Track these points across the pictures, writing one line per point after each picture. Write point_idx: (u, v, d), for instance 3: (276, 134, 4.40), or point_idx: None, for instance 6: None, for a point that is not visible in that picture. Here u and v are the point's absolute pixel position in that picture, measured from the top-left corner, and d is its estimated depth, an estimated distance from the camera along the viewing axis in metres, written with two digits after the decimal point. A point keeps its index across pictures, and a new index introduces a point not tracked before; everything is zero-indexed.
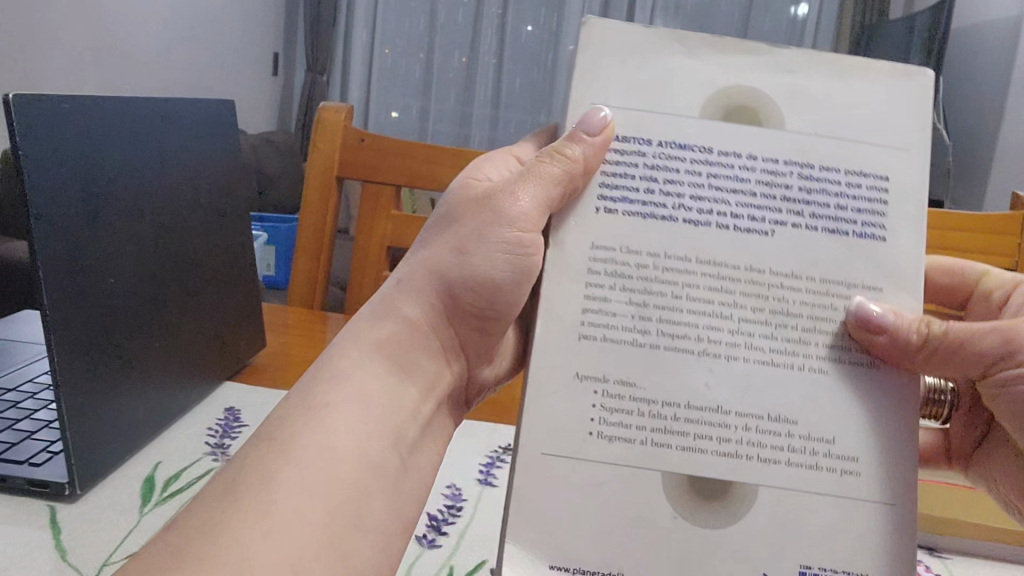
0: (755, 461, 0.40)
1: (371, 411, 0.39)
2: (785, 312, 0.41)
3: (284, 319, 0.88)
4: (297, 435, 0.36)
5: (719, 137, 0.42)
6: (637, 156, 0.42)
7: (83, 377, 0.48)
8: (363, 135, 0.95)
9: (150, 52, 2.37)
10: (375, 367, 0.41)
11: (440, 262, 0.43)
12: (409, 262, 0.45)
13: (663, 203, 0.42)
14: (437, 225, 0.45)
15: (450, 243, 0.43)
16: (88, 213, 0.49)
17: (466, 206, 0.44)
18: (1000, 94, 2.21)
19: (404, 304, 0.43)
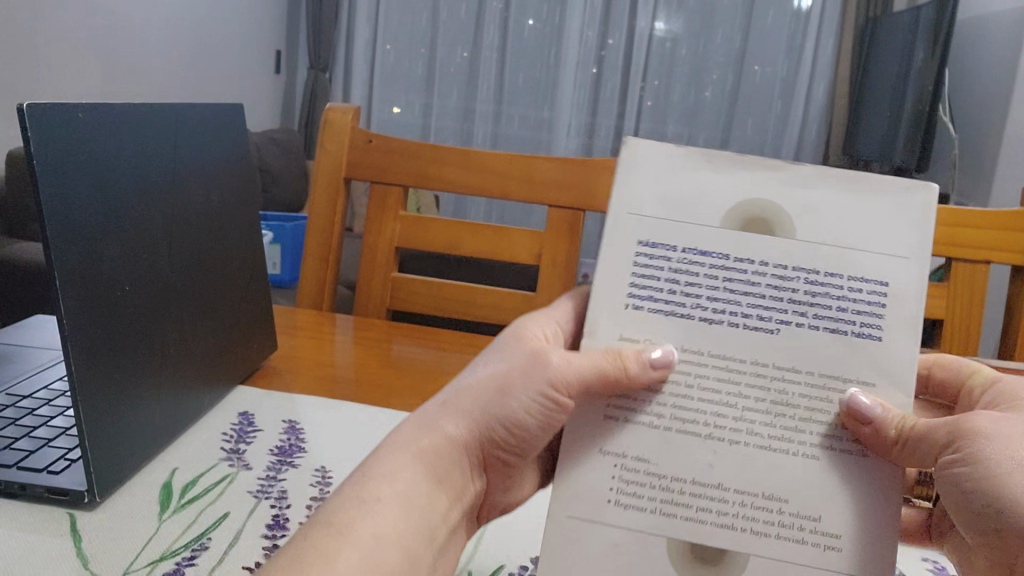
0: (750, 534, 0.40)
1: (414, 517, 0.38)
2: (787, 403, 0.40)
3: (294, 321, 0.88)
4: (354, 520, 0.36)
5: (736, 243, 0.40)
6: (661, 262, 0.40)
7: (100, 384, 0.49)
8: (371, 136, 0.95)
9: (153, 52, 2.37)
10: (416, 475, 0.40)
11: (481, 398, 0.41)
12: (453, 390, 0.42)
13: (682, 302, 0.41)
14: (489, 356, 0.43)
15: (491, 383, 0.41)
16: (101, 219, 0.50)
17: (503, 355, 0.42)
18: (1006, 86, 2.20)
19: (445, 421, 0.41)
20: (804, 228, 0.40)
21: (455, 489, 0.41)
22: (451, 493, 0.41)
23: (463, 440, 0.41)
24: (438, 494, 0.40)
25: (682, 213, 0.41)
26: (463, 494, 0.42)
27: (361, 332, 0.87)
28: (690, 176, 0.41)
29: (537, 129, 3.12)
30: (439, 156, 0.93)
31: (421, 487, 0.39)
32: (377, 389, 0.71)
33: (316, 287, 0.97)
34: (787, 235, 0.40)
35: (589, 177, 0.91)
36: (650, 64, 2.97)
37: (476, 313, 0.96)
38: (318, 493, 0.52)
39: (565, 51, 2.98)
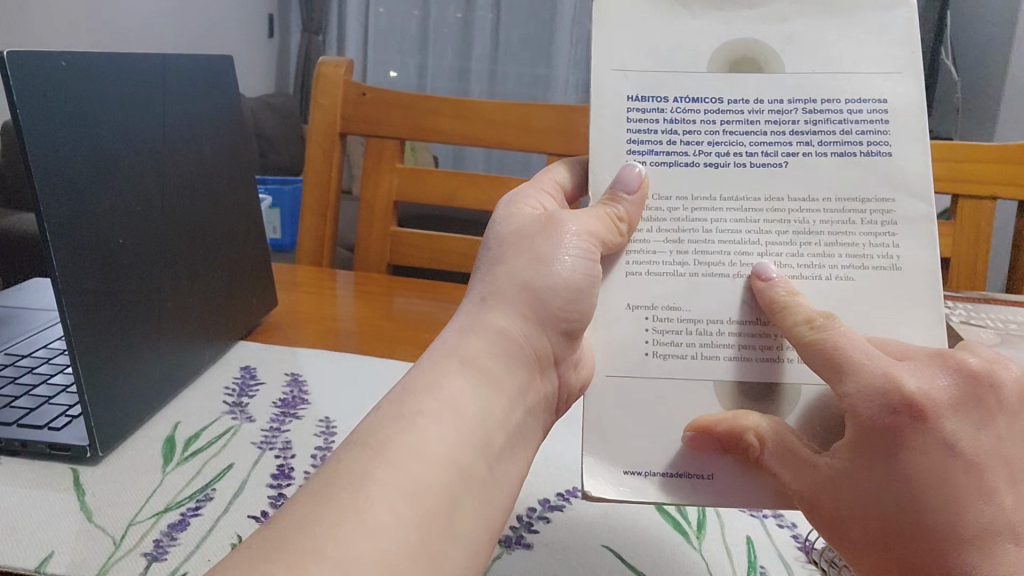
0: (794, 362, 0.41)
1: (462, 421, 0.34)
2: (807, 232, 0.41)
3: (295, 277, 0.87)
4: (391, 438, 0.32)
5: (725, 86, 0.41)
6: (655, 115, 0.41)
7: (96, 332, 0.48)
8: (364, 89, 0.93)
9: (144, 18, 2.33)
10: (461, 378, 0.35)
11: (526, 276, 0.39)
12: (485, 284, 0.39)
13: (685, 150, 0.41)
14: (501, 247, 0.40)
15: (529, 258, 0.39)
16: (91, 168, 0.49)
17: (520, 233, 0.41)
18: (1008, 26, 2.17)
19: (493, 317, 0.38)
20: (791, 62, 0.41)
21: (523, 379, 0.38)
22: (518, 385, 0.37)
23: (521, 330, 0.38)
24: (498, 390, 0.36)
25: (667, 63, 0.42)
26: (532, 386, 0.39)
27: (362, 286, 0.86)
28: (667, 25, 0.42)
29: (534, 87, 3.08)
30: (434, 108, 0.92)
31: (477, 382, 0.35)
32: (377, 341, 0.70)
33: (316, 243, 0.96)
34: (774, 73, 0.41)
35: (586, 124, 0.90)
36: None
37: None
38: (323, 443, 0.52)
39: (559, 6, 2.95)
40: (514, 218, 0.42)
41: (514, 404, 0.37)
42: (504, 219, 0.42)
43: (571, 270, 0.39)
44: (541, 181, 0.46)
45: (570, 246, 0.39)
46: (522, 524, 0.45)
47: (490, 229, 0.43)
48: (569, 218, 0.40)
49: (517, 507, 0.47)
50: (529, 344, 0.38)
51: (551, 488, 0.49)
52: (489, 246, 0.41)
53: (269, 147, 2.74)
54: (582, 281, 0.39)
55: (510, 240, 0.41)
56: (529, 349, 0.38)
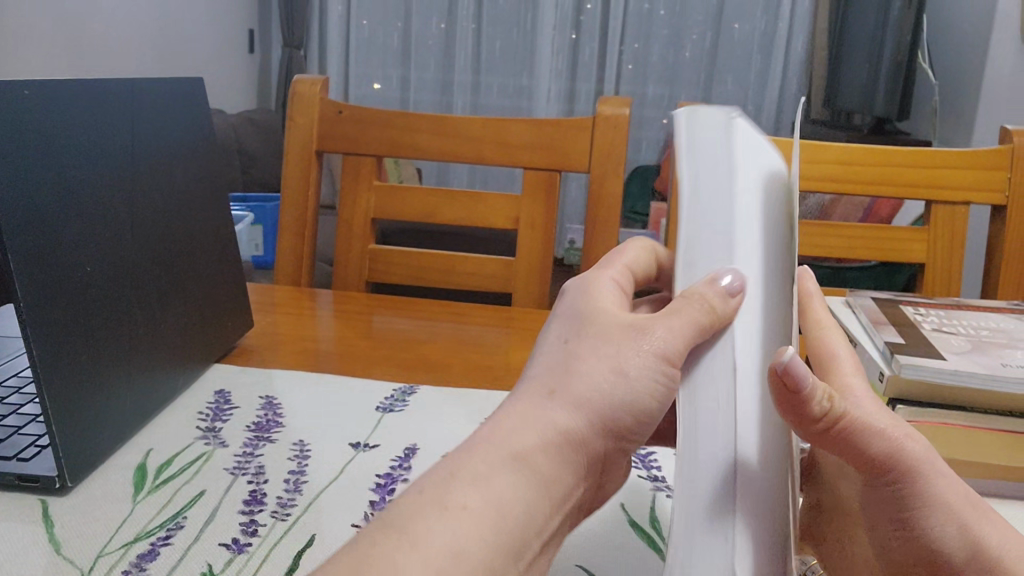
0: None
1: (509, 524, 0.32)
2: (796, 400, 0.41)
3: (273, 297, 0.87)
4: (428, 528, 0.30)
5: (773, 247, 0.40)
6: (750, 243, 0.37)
7: (67, 363, 0.48)
8: (341, 107, 0.94)
9: (123, 35, 2.33)
10: (514, 479, 0.33)
11: (596, 380, 0.36)
12: (551, 373, 0.37)
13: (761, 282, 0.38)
14: (581, 340, 0.38)
15: (606, 363, 0.36)
16: (58, 197, 0.48)
17: (600, 330, 0.38)
18: (985, 29, 2.18)
19: (554, 412, 0.35)
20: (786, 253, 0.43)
21: (569, 485, 0.35)
22: (564, 491, 0.35)
23: (580, 436, 0.35)
24: (547, 497, 0.34)
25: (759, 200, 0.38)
26: (578, 492, 0.36)
27: (341, 305, 0.86)
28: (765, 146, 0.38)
29: (517, 97, 3.11)
30: (411, 124, 0.92)
31: (530, 488, 0.33)
32: (357, 362, 0.70)
33: (294, 262, 0.95)
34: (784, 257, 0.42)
35: (563, 138, 0.90)
36: (628, 26, 2.99)
37: (457, 281, 0.95)
38: (297, 467, 0.51)
39: (541, 16, 2.96)
40: (588, 305, 0.40)
41: (557, 513, 0.34)
42: (578, 303, 0.40)
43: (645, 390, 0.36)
44: (601, 283, 0.42)
45: (644, 356, 0.36)
46: None
47: (558, 314, 0.40)
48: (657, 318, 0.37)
49: None
50: (585, 449, 0.35)
51: None
52: (567, 338, 0.38)
53: (252, 163, 2.73)
54: (645, 403, 0.36)
55: (592, 336, 0.38)
56: (584, 456, 0.35)
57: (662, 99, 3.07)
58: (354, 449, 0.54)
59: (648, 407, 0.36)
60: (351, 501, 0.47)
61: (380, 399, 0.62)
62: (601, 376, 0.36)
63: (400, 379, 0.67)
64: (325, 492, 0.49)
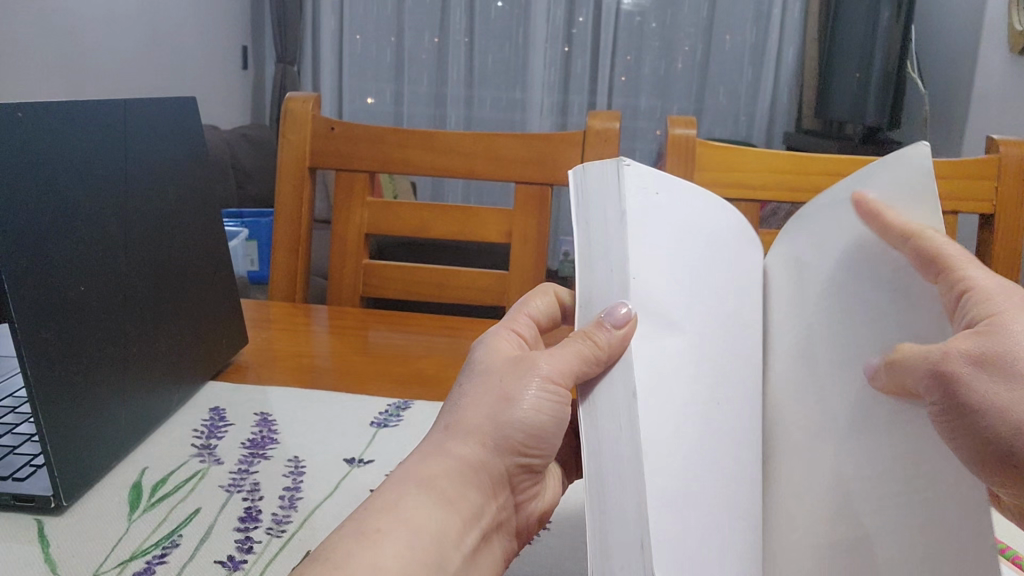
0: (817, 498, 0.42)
1: (423, 540, 0.35)
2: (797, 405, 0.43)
3: (267, 313, 0.87)
4: (353, 552, 0.33)
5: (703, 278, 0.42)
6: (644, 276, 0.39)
7: (60, 381, 0.48)
8: (333, 124, 0.94)
9: (117, 53, 2.34)
10: (421, 500, 0.36)
11: (485, 410, 0.40)
12: (455, 413, 0.40)
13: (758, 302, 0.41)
14: (473, 380, 0.42)
15: (495, 392, 0.40)
16: (50, 219, 0.49)
17: (497, 369, 0.42)
18: (973, 41, 2.20)
19: (454, 445, 0.39)
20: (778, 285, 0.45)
21: (473, 501, 0.38)
22: (474, 508, 0.38)
23: (480, 459, 0.39)
24: (457, 514, 0.37)
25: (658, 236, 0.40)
26: (490, 507, 0.39)
27: (336, 321, 0.86)
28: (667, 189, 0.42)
29: (510, 110, 3.13)
30: (403, 139, 0.93)
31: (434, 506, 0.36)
32: (352, 377, 0.70)
33: (288, 279, 0.96)
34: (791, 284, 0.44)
35: (555, 154, 0.91)
36: (620, 39, 3.01)
37: (451, 295, 0.95)
38: (291, 483, 0.52)
39: (533, 31, 2.98)
40: (488, 354, 0.43)
41: (471, 525, 0.38)
42: (478, 356, 0.43)
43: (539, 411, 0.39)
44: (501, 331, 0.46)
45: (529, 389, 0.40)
46: None
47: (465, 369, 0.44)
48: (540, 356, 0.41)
49: None
50: (488, 469, 0.39)
51: None
52: (464, 382, 0.42)
53: (246, 179, 2.74)
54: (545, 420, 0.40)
55: (480, 377, 0.42)
56: (486, 474, 0.39)
57: (654, 110, 3.09)
58: (348, 464, 0.54)
59: (542, 423, 0.39)
60: (349, 514, 0.48)
61: (374, 415, 0.62)
62: (489, 407, 0.39)
63: (394, 394, 0.67)
64: (320, 508, 0.49)
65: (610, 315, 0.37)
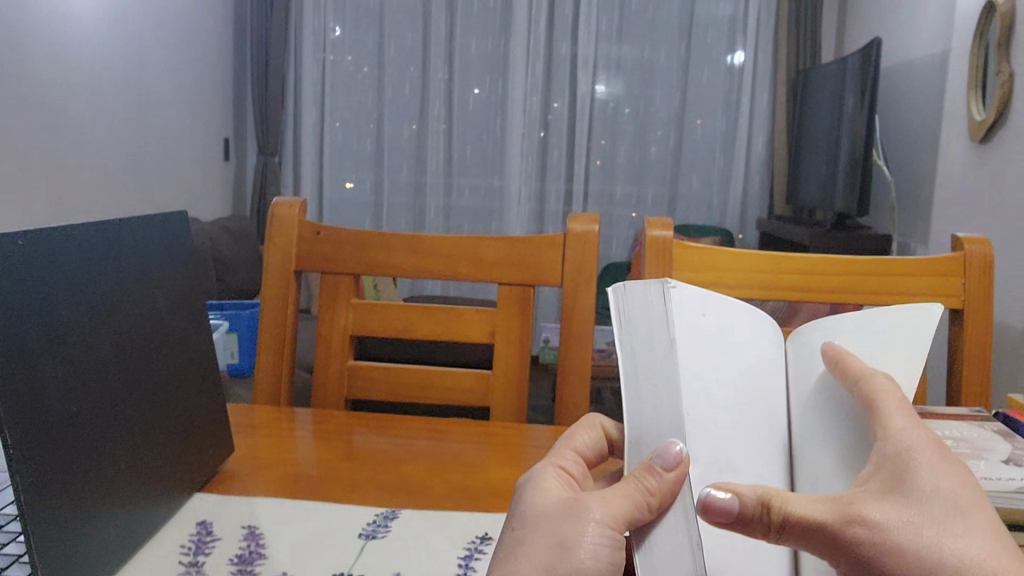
0: None
1: None
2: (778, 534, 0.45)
3: (251, 419, 0.87)
4: None
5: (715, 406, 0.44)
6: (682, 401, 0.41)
7: (52, 502, 0.48)
8: (319, 228, 0.96)
9: (101, 147, 2.38)
10: None
11: (542, 555, 0.39)
12: (507, 562, 0.39)
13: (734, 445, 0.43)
14: (526, 527, 0.41)
15: (550, 539, 0.39)
16: (46, 341, 0.50)
17: (549, 514, 0.41)
18: (935, 128, 2.29)
19: None
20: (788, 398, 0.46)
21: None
22: None
23: None
24: None
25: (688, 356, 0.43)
26: None
27: (320, 425, 0.86)
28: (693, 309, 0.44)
29: (489, 199, 3.18)
30: (387, 243, 0.95)
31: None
32: (337, 486, 0.70)
33: (272, 381, 0.96)
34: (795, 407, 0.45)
35: (536, 255, 0.93)
36: (595, 127, 3.09)
37: (435, 396, 0.96)
38: None
39: (510, 120, 3.07)
40: (540, 500, 0.43)
41: None
42: (529, 503, 0.43)
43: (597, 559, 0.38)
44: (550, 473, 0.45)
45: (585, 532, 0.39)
46: None
47: (514, 516, 0.43)
48: (595, 502, 0.40)
49: None
50: None
51: None
52: (515, 528, 0.42)
53: (226, 270, 2.74)
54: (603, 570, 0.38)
55: (535, 524, 0.41)
56: None
57: (630, 197, 3.15)
58: None
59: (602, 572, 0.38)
60: None
61: (362, 526, 0.62)
62: (545, 553, 0.39)
63: (379, 503, 0.67)
64: None
65: (661, 458, 0.39)
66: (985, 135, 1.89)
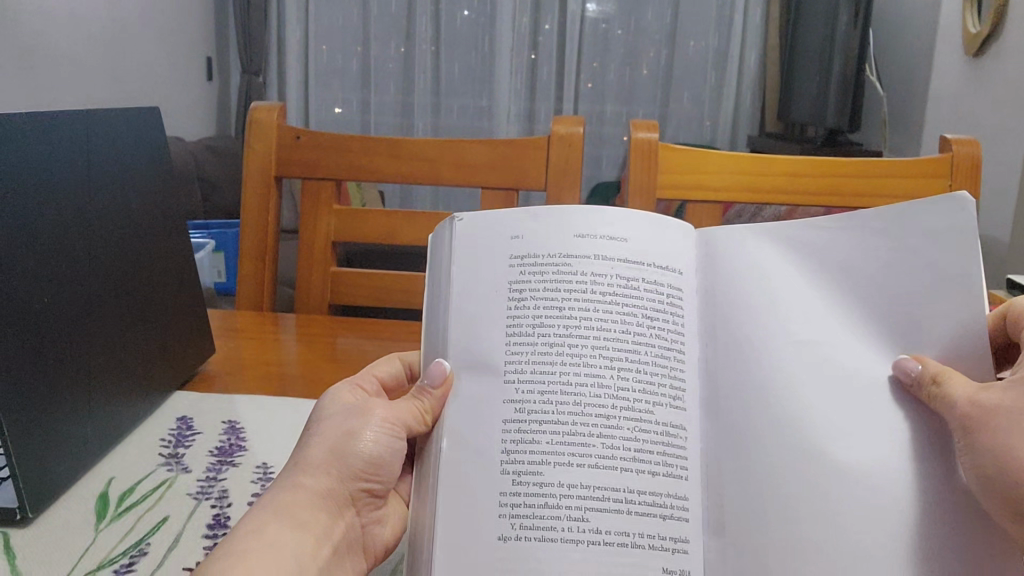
0: (674, 515, 0.41)
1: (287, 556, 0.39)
2: (674, 430, 0.43)
3: (234, 323, 0.87)
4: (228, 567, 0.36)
5: (557, 312, 0.45)
6: (472, 326, 0.47)
7: (26, 394, 0.48)
8: (298, 132, 0.94)
9: (80, 65, 2.31)
10: (280, 525, 0.40)
11: (333, 444, 0.44)
12: (301, 448, 0.44)
13: (551, 349, 0.44)
14: (315, 420, 0.46)
15: (337, 431, 0.44)
16: (12, 230, 0.48)
17: (337, 408, 0.46)
18: (929, 47, 2.25)
19: (304, 477, 0.42)
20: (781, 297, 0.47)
21: (326, 523, 0.42)
22: (328, 526, 0.42)
23: (327, 486, 0.43)
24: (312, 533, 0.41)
25: (476, 289, 0.48)
26: (341, 527, 0.43)
27: (304, 328, 0.86)
28: (505, 230, 0.49)
29: (477, 118, 3.13)
30: (368, 148, 0.93)
31: (296, 529, 0.40)
32: (320, 385, 0.70)
33: (255, 288, 0.96)
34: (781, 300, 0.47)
35: (520, 158, 0.91)
36: (585, 45, 3.02)
37: (418, 301, 0.96)
38: (259, 490, 0.52)
39: (498, 38, 3.00)
40: (333, 399, 0.47)
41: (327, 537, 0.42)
42: (324, 404, 0.47)
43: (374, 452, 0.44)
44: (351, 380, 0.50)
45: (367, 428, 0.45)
46: None
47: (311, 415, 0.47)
48: (378, 405, 0.46)
49: None
50: (334, 498, 0.43)
51: None
52: (309, 422, 0.46)
53: (212, 191, 2.72)
54: (384, 455, 0.45)
55: (324, 418, 0.46)
56: (331, 501, 0.43)
57: (620, 116, 3.12)
58: None
59: (381, 458, 0.45)
60: None
61: None
62: (333, 441, 0.44)
63: None
64: None
65: (430, 376, 0.46)
66: (979, 48, 1.86)
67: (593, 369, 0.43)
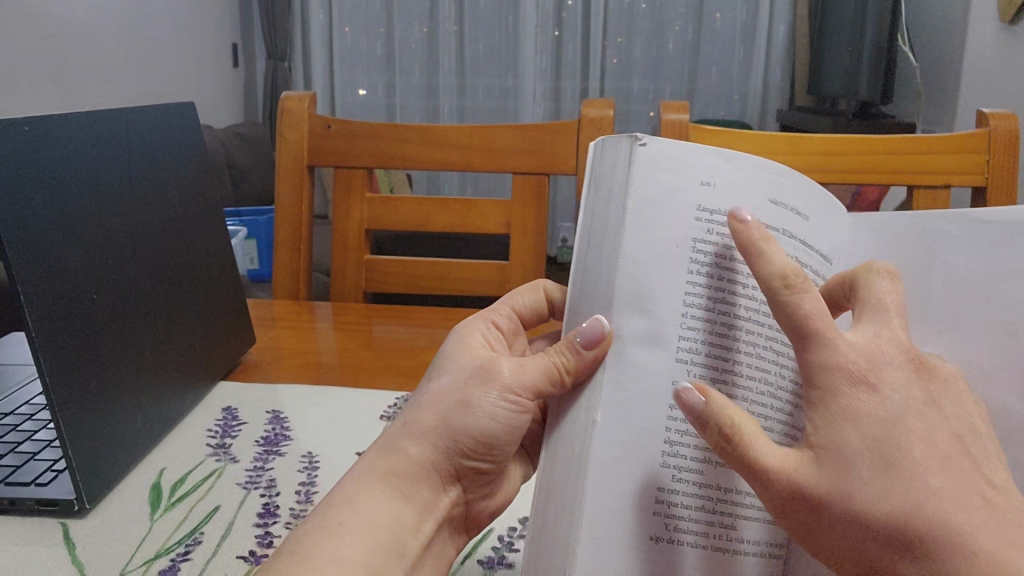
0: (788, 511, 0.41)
1: (379, 533, 0.38)
2: None
3: (271, 312, 0.88)
4: (316, 547, 0.36)
5: (736, 290, 0.39)
6: (643, 278, 0.38)
7: (78, 389, 0.49)
8: (329, 122, 0.95)
9: (108, 57, 2.34)
10: (377, 496, 0.39)
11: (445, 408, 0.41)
12: (412, 408, 0.43)
13: (730, 334, 0.39)
14: (438, 375, 0.44)
15: (456, 393, 0.42)
16: (61, 228, 0.50)
17: (460, 364, 0.44)
18: (963, 18, 2.20)
19: (409, 445, 0.41)
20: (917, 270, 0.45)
21: (426, 495, 0.41)
22: (424, 501, 0.41)
23: (429, 458, 0.41)
24: (407, 507, 0.40)
25: (658, 230, 0.38)
26: (438, 502, 0.42)
27: (340, 316, 0.87)
28: (696, 166, 0.39)
29: (503, 98, 3.13)
30: (400, 136, 0.94)
31: (396, 500, 0.39)
32: (359, 372, 0.72)
33: (290, 276, 0.97)
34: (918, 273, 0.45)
35: (550, 142, 0.91)
36: (610, 22, 3.00)
37: (451, 287, 0.97)
38: (307, 479, 0.53)
39: (522, 18, 2.99)
40: (459, 349, 0.46)
41: (421, 514, 0.41)
42: (453, 352, 0.46)
43: (488, 421, 0.41)
44: (479, 326, 0.49)
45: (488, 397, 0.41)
46: (490, 562, 0.48)
47: (433, 364, 0.46)
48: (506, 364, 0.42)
49: (487, 545, 0.49)
50: (439, 472, 0.41)
51: (515, 517, 0.52)
52: (430, 375, 0.45)
53: (242, 177, 2.74)
54: (499, 430, 0.42)
55: (446, 372, 0.44)
56: (434, 476, 0.41)
57: (646, 92, 3.10)
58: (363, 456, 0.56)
59: (495, 431, 0.41)
60: None
61: (384, 408, 0.63)
62: (446, 408, 0.41)
63: (402, 387, 0.68)
64: None
65: (583, 333, 0.38)
66: (1015, 16, 1.83)
67: (762, 361, 0.39)
